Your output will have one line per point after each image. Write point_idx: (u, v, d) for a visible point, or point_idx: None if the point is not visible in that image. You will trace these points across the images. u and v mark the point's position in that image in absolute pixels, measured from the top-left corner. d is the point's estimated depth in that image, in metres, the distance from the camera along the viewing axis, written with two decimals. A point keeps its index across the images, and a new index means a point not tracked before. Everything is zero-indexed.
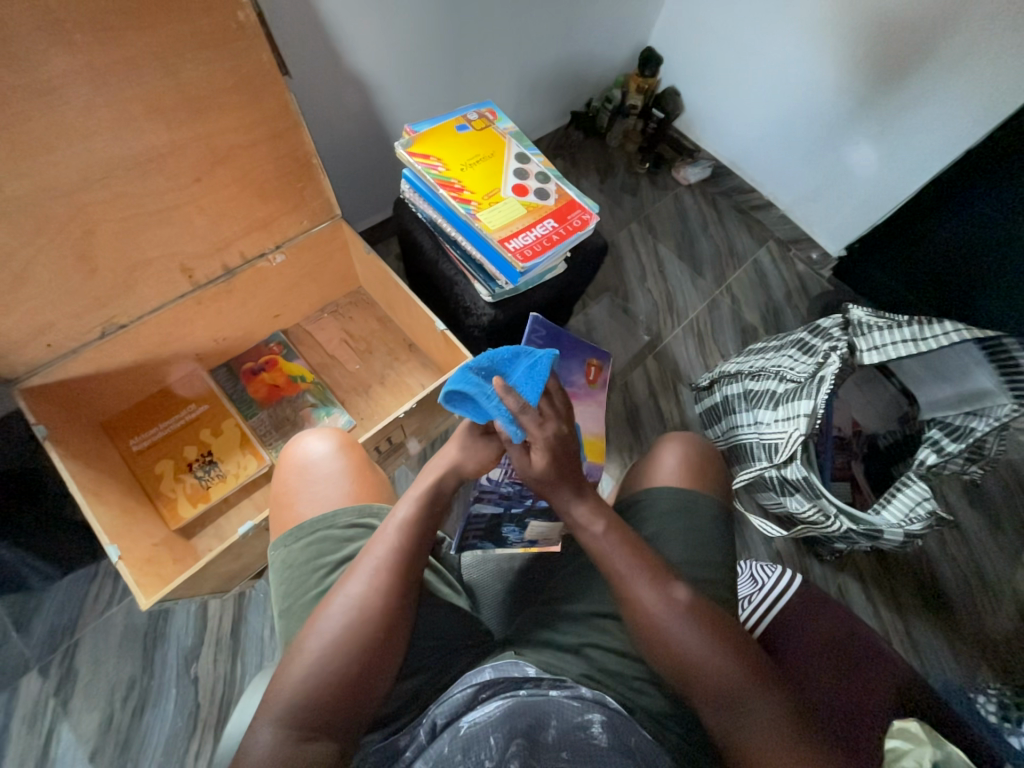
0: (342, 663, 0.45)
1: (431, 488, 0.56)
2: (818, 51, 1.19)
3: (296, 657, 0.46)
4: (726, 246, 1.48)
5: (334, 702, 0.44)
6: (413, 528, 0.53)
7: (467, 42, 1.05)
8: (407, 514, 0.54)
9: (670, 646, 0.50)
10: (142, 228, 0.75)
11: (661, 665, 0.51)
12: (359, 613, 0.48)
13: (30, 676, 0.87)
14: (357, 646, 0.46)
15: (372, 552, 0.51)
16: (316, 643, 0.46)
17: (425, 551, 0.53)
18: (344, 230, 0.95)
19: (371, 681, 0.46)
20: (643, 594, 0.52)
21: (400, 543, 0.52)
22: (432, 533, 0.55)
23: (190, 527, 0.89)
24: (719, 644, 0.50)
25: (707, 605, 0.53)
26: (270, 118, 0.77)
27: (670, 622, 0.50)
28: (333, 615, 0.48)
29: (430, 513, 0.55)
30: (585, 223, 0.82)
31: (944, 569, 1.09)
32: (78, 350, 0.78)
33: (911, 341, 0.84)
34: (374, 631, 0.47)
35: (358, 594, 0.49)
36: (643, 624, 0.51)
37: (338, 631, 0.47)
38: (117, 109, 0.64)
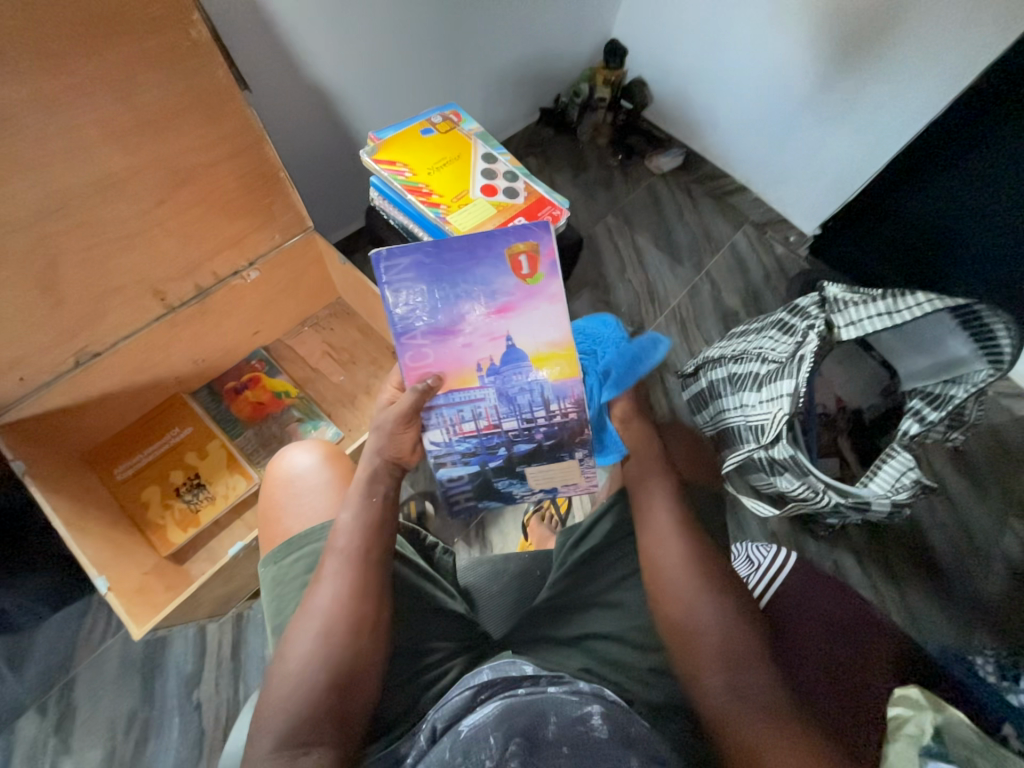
0: (318, 673, 0.45)
1: (365, 483, 0.56)
2: (778, 34, 1.20)
3: (272, 682, 0.46)
4: (703, 232, 1.49)
5: (316, 715, 0.44)
6: (364, 526, 0.53)
7: (429, 45, 1.04)
8: (349, 516, 0.54)
9: (682, 607, 0.52)
10: (109, 253, 0.74)
11: (666, 630, 0.53)
12: (324, 620, 0.48)
13: (27, 716, 0.86)
14: (328, 654, 0.46)
15: (325, 562, 0.51)
16: (288, 664, 0.46)
17: (380, 546, 0.52)
18: (316, 242, 0.95)
19: (351, 686, 0.46)
20: (671, 576, 0.53)
21: (353, 543, 0.52)
22: (388, 527, 0.54)
23: (181, 553, 0.88)
24: (728, 606, 0.51)
25: (732, 592, 0.53)
26: (232, 134, 0.76)
27: (687, 579, 0.52)
28: (302, 630, 0.48)
29: (373, 508, 0.54)
30: (557, 219, 0.82)
31: (935, 537, 1.11)
32: (53, 382, 0.77)
33: (886, 314, 0.86)
34: (339, 637, 0.47)
35: (317, 605, 0.48)
36: (661, 579, 0.54)
37: (308, 644, 0.47)
38: (71, 135, 0.63)
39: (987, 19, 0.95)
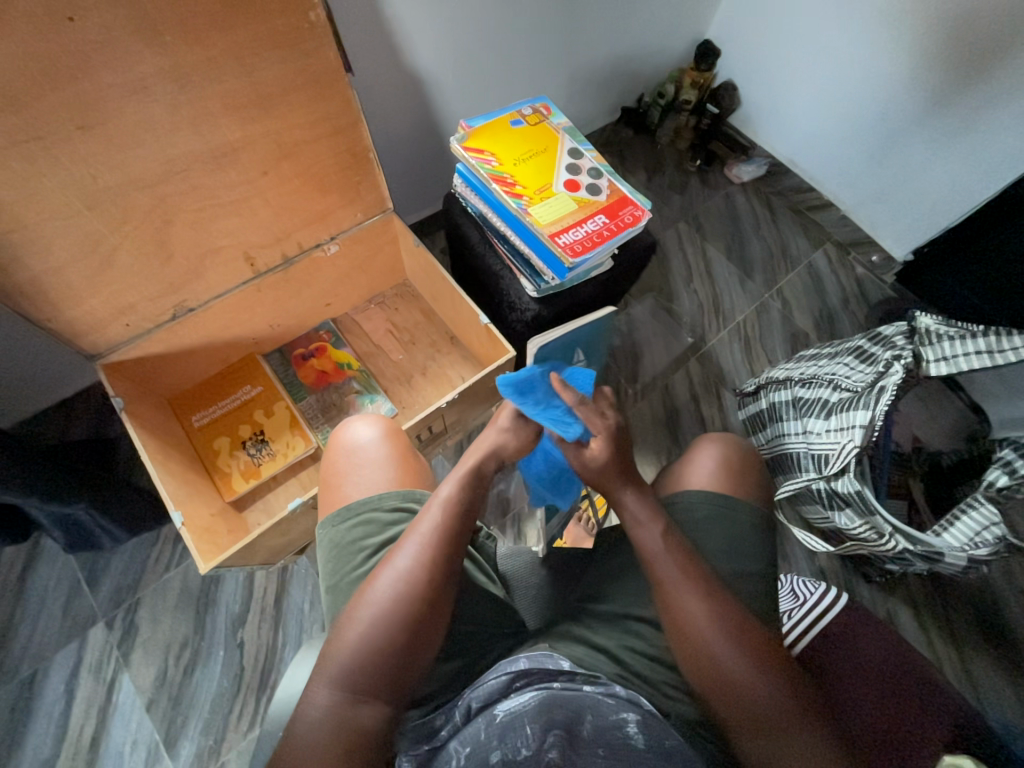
0: (393, 630, 0.47)
1: (474, 467, 0.58)
2: (895, 42, 1.11)
3: (345, 625, 0.48)
4: (779, 247, 1.42)
5: (385, 668, 0.46)
6: (457, 507, 0.54)
7: (523, 37, 1.05)
8: (451, 492, 0.55)
9: (709, 660, 0.49)
10: (212, 219, 0.80)
11: (697, 681, 0.50)
12: (407, 585, 0.49)
13: (97, 628, 0.95)
14: (404, 615, 0.48)
15: (419, 526, 0.53)
16: (365, 612, 0.48)
17: (470, 529, 0.54)
18: (394, 223, 0.99)
19: (418, 650, 0.48)
20: (692, 608, 0.50)
21: (445, 519, 0.53)
22: (475, 515, 0.56)
23: (242, 501, 0.95)
24: (752, 655, 0.49)
25: (751, 628, 0.50)
26: (333, 114, 0.80)
27: (708, 628, 0.49)
28: (382, 586, 0.49)
29: (473, 491, 0.56)
30: (637, 219, 0.80)
31: (1008, 601, 1.01)
32: (153, 331, 0.85)
33: (986, 353, 0.80)
34: (421, 602, 0.49)
35: (405, 566, 0.50)
36: (683, 631, 0.50)
37: (386, 601, 0.48)
38: (197, 106, 0.68)
39: None
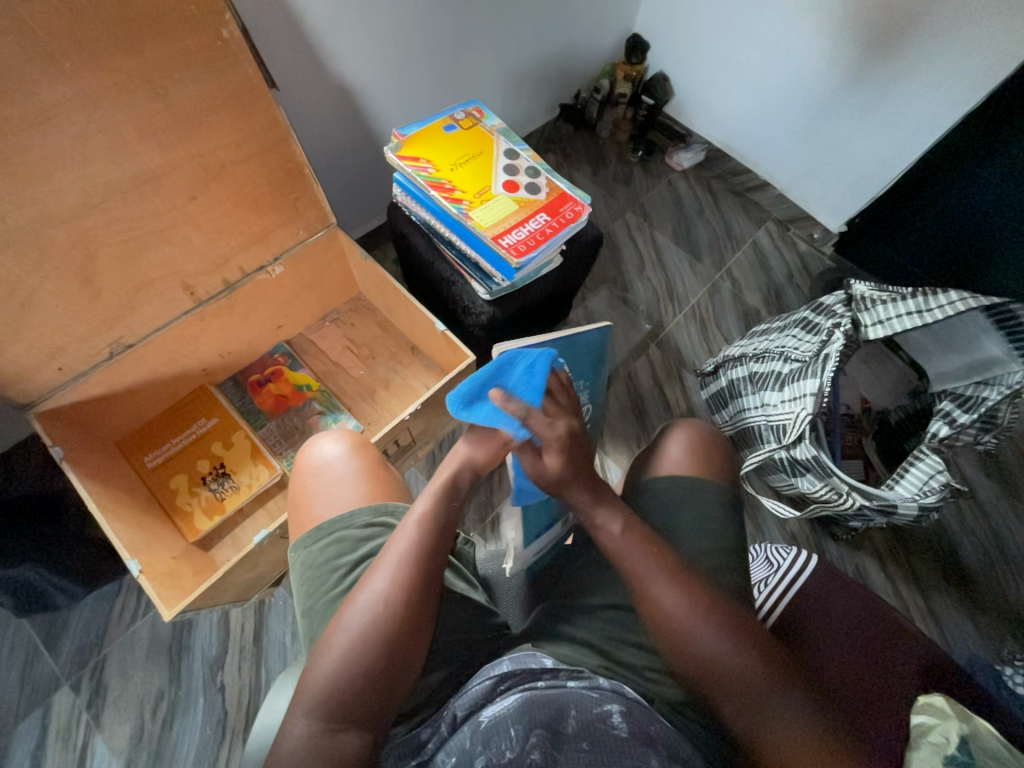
0: (373, 653, 0.46)
1: (449, 482, 0.57)
2: (809, 24, 1.17)
3: (323, 652, 0.47)
4: (724, 229, 1.47)
5: (367, 693, 0.45)
6: (433, 523, 0.53)
7: (452, 42, 1.05)
8: (426, 508, 0.54)
9: (687, 645, 0.49)
10: (142, 249, 0.76)
11: (681, 666, 0.50)
12: (386, 606, 0.48)
13: (61, 692, 0.89)
14: (384, 637, 0.47)
15: (394, 547, 0.51)
16: (341, 638, 0.47)
17: (447, 543, 0.54)
18: (339, 237, 0.97)
19: (400, 671, 0.47)
20: (664, 595, 0.51)
21: (421, 536, 0.52)
22: (452, 528, 0.55)
23: (207, 540, 0.91)
24: (733, 635, 0.50)
25: (725, 609, 0.51)
26: (260, 132, 0.77)
27: (690, 621, 0.50)
28: (360, 609, 0.48)
29: (448, 506, 0.55)
30: (578, 215, 0.82)
31: (963, 543, 1.08)
32: (88, 372, 0.80)
33: (917, 312, 0.84)
34: (401, 623, 0.48)
35: (380, 588, 0.49)
36: (662, 628, 0.51)
37: (365, 623, 0.47)
38: (110, 134, 0.65)
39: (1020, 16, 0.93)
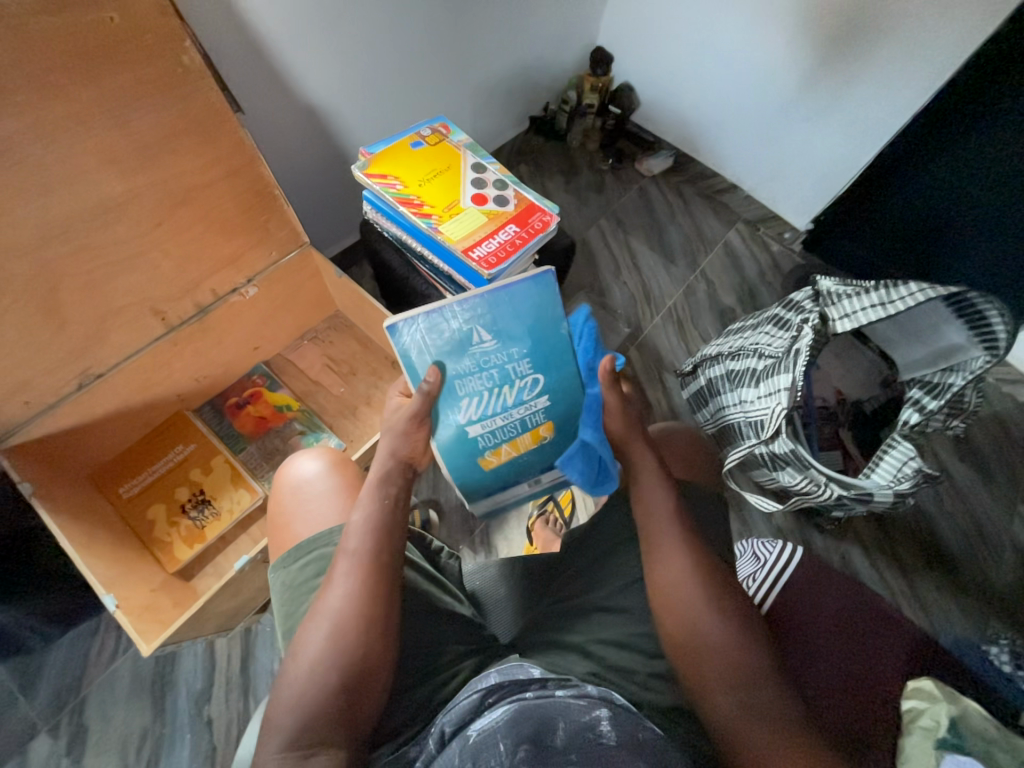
0: (329, 671, 0.45)
1: (378, 481, 0.55)
2: (761, 35, 1.22)
3: (285, 679, 0.46)
4: (695, 231, 1.50)
5: (330, 712, 0.44)
6: (373, 529, 0.52)
7: (417, 61, 1.07)
8: (363, 515, 0.53)
9: (688, 617, 0.50)
10: (107, 277, 0.75)
11: (676, 642, 0.51)
12: (335, 621, 0.47)
13: (39, 738, 0.86)
14: (338, 652, 0.46)
15: (340, 561, 0.51)
16: (300, 663, 0.46)
17: (395, 546, 0.52)
18: (312, 256, 0.97)
19: (363, 684, 0.46)
20: (675, 568, 0.52)
21: (364, 544, 0.51)
22: (398, 530, 0.53)
23: (188, 570, 0.89)
24: (740, 630, 0.50)
25: (732, 597, 0.52)
26: (226, 156, 0.77)
27: (694, 597, 0.51)
28: (313, 629, 0.47)
29: (386, 508, 0.53)
30: (547, 224, 0.83)
31: (943, 527, 1.10)
32: (57, 405, 0.78)
33: (880, 305, 0.86)
34: (354, 635, 0.47)
35: (332, 603, 0.48)
36: (665, 595, 0.52)
37: (317, 643, 0.46)
38: (70, 163, 0.64)
39: (953, 30, 0.98)
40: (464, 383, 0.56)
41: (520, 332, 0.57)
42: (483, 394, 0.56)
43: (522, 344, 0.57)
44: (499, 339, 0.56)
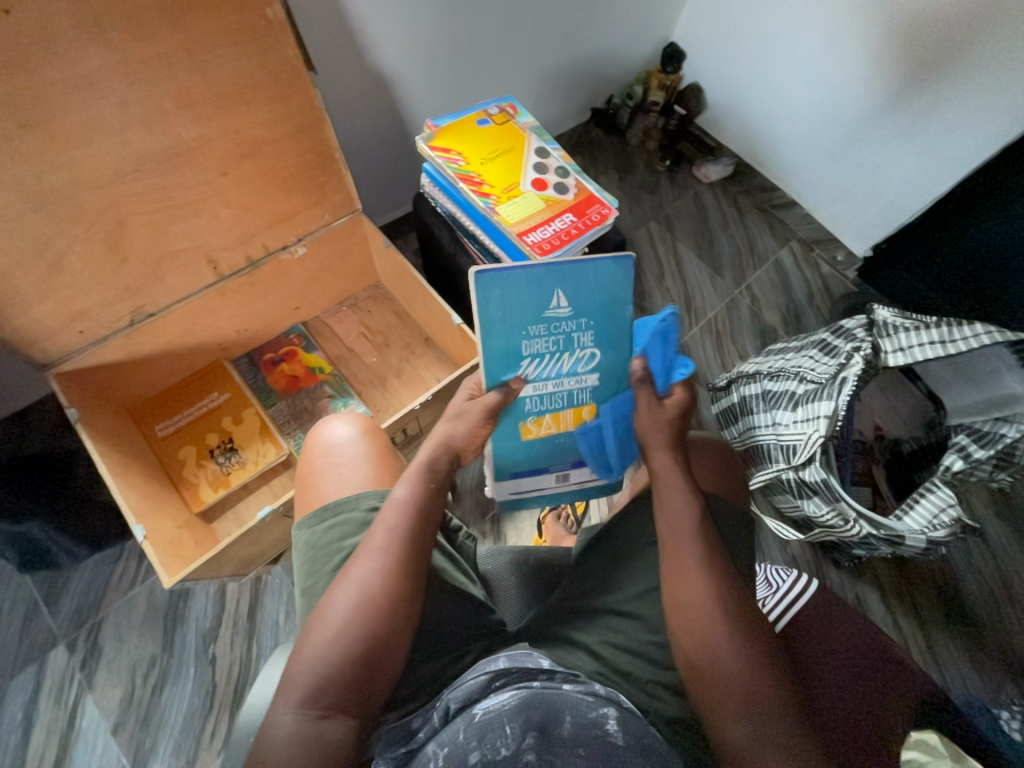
0: (354, 640, 0.46)
1: (427, 465, 0.56)
2: (848, 46, 1.16)
3: (307, 639, 0.47)
4: (747, 245, 1.46)
5: (350, 679, 0.45)
6: (413, 508, 0.53)
7: (488, 38, 1.05)
8: (406, 493, 0.53)
9: (706, 642, 0.48)
10: (169, 220, 0.77)
11: (689, 663, 0.49)
12: (366, 594, 0.48)
13: (57, 650, 0.91)
14: (365, 623, 0.47)
15: (376, 534, 0.51)
16: (324, 625, 0.47)
17: (429, 529, 0.53)
18: (362, 223, 0.97)
19: (383, 658, 0.46)
20: (695, 587, 0.50)
21: (403, 522, 0.52)
22: (434, 515, 0.54)
23: (210, 512, 0.92)
24: (760, 658, 0.48)
25: (755, 622, 0.50)
26: (294, 113, 0.78)
27: (716, 623, 0.49)
28: (342, 597, 0.48)
29: (428, 491, 0.54)
30: (605, 217, 0.81)
31: (968, 582, 1.06)
32: (108, 338, 0.82)
33: (939, 342, 0.83)
34: (382, 609, 0.47)
35: (362, 575, 0.49)
36: (684, 613, 0.50)
37: (346, 610, 0.47)
38: (148, 104, 0.66)
39: None
40: (530, 344, 0.59)
41: (593, 309, 0.59)
42: (545, 355, 0.59)
43: (591, 315, 0.59)
44: (575, 309, 0.58)
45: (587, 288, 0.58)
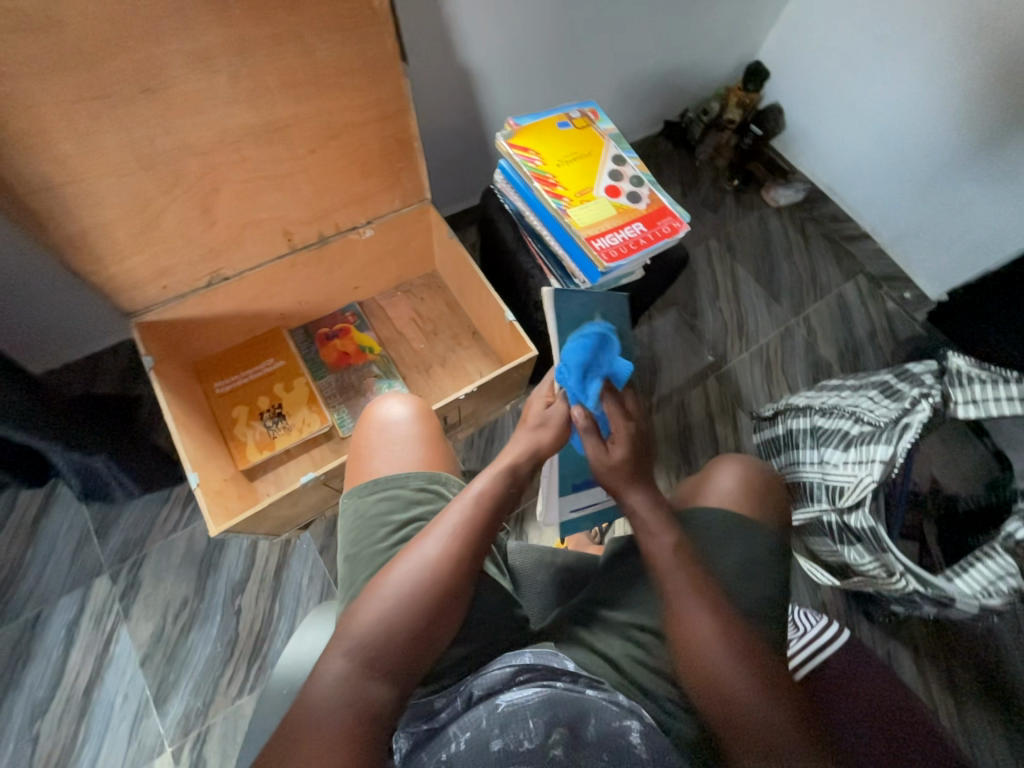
0: (413, 615, 0.47)
1: (510, 466, 0.56)
2: (951, 79, 1.10)
3: (367, 601, 0.48)
4: (809, 274, 1.40)
5: (402, 649, 0.46)
6: (489, 502, 0.54)
7: (573, 42, 1.06)
8: (486, 487, 0.54)
9: (714, 677, 0.48)
10: (256, 191, 0.81)
11: (699, 699, 0.49)
12: (431, 573, 0.49)
13: (102, 579, 0.97)
14: (426, 601, 0.48)
15: (448, 516, 0.52)
16: (387, 592, 0.48)
17: (496, 526, 0.54)
18: (430, 213, 1.00)
19: (433, 637, 0.48)
20: (698, 620, 0.51)
21: (477, 513, 0.53)
22: (503, 513, 0.55)
23: (255, 471, 0.96)
24: (770, 691, 0.48)
25: (761, 651, 0.50)
26: (383, 100, 0.81)
27: (722, 657, 0.49)
28: (407, 570, 0.49)
29: (507, 489, 0.55)
30: (675, 230, 0.80)
31: (1014, 660, 0.98)
32: (187, 295, 0.87)
33: (1017, 399, 0.79)
34: (443, 592, 0.49)
35: (431, 552, 0.50)
36: (690, 650, 0.50)
37: (410, 584, 0.48)
38: (255, 81, 0.70)
39: None
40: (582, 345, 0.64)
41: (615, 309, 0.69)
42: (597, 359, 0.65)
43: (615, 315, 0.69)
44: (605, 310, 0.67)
45: (628, 317, 0.70)
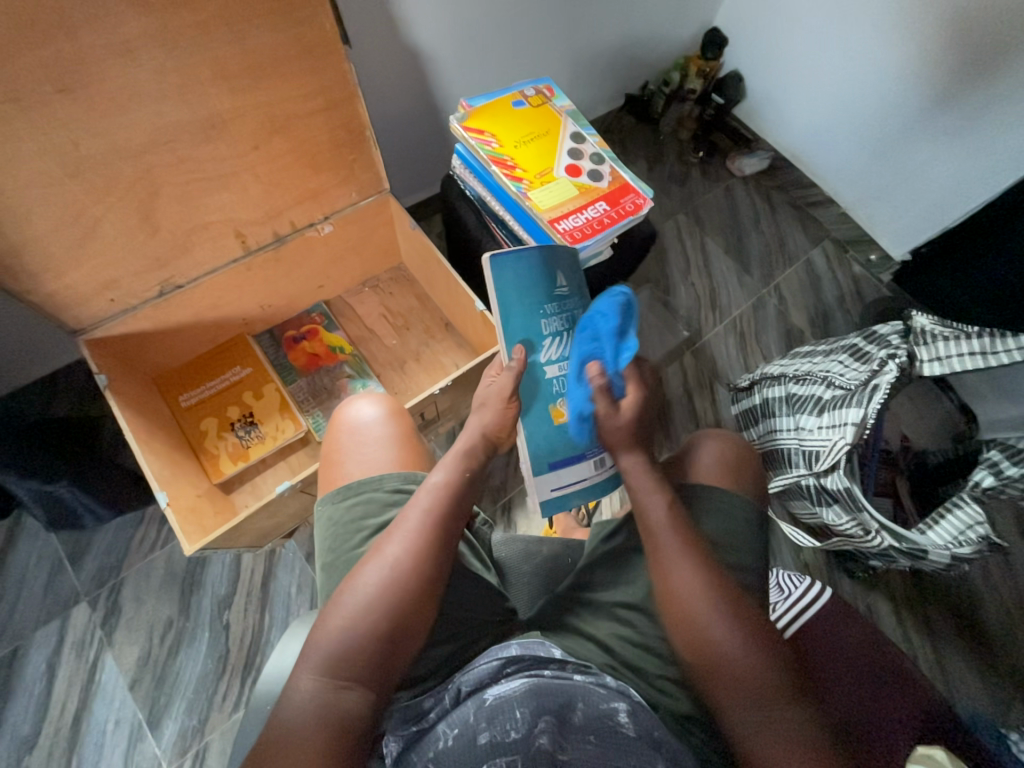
0: (379, 619, 0.46)
1: (464, 452, 0.56)
2: (904, 38, 1.10)
3: (332, 612, 0.47)
4: (777, 242, 1.41)
5: (371, 655, 0.45)
6: (448, 494, 0.53)
7: (525, 16, 1.02)
8: (443, 479, 0.54)
9: (702, 635, 0.49)
10: (200, 192, 0.77)
11: (686, 650, 0.50)
12: (394, 574, 0.48)
13: (80, 607, 0.94)
14: (391, 603, 0.47)
15: (408, 516, 0.52)
16: (351, 600, 0.47)
17: (459, 517, 0.54)
18: (389, 204, 0.96)
19: (403, 639, 0.47)
20: (681, 575, 0.51)
21: (435, 507, 0.52)
22: (465, 505, 0.55)
23: (229, 483, 0.94)
24: (756, 645, 0.49)
25: (748, 608, 0.51)
26: (328, 88, 0.76)
27: (707, 613, 0.49)
28: (370, 575, 0.48)
29: (465, 480, 0.55)
30: (639, 207, 0.79)
31: (985, 600, 1.03)
32: (138, 307, 0.83)
33: (979, 353, 0.81)
34: (408, 592, 0.48)
35: (393, 555, 0.49)
36: (675, 606, 0.51)
37: (374, 588, 0.47)
38: (186, 73, 0.65)
39: None
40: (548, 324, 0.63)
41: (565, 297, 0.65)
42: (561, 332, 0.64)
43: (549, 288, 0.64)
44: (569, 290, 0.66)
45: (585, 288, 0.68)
